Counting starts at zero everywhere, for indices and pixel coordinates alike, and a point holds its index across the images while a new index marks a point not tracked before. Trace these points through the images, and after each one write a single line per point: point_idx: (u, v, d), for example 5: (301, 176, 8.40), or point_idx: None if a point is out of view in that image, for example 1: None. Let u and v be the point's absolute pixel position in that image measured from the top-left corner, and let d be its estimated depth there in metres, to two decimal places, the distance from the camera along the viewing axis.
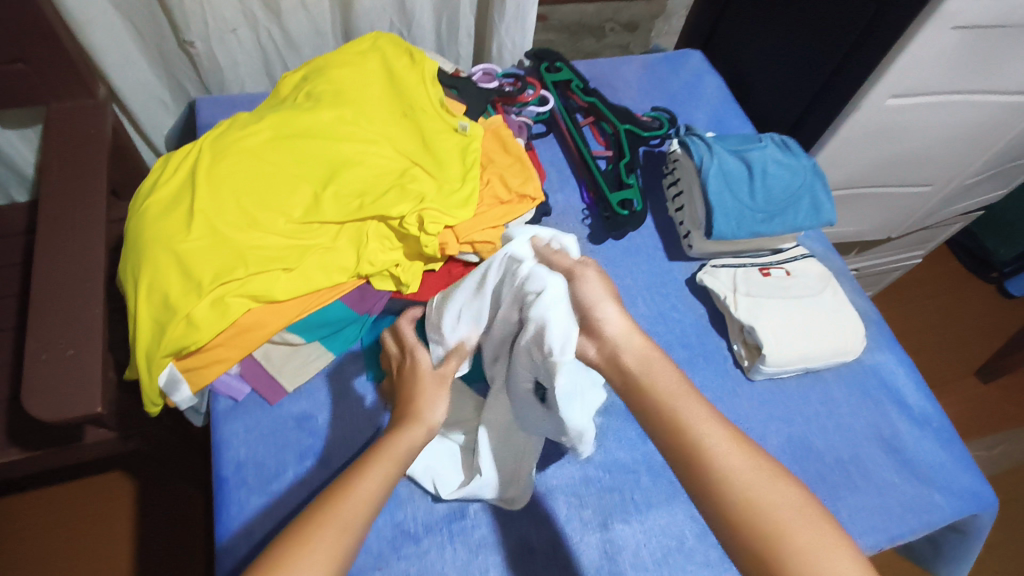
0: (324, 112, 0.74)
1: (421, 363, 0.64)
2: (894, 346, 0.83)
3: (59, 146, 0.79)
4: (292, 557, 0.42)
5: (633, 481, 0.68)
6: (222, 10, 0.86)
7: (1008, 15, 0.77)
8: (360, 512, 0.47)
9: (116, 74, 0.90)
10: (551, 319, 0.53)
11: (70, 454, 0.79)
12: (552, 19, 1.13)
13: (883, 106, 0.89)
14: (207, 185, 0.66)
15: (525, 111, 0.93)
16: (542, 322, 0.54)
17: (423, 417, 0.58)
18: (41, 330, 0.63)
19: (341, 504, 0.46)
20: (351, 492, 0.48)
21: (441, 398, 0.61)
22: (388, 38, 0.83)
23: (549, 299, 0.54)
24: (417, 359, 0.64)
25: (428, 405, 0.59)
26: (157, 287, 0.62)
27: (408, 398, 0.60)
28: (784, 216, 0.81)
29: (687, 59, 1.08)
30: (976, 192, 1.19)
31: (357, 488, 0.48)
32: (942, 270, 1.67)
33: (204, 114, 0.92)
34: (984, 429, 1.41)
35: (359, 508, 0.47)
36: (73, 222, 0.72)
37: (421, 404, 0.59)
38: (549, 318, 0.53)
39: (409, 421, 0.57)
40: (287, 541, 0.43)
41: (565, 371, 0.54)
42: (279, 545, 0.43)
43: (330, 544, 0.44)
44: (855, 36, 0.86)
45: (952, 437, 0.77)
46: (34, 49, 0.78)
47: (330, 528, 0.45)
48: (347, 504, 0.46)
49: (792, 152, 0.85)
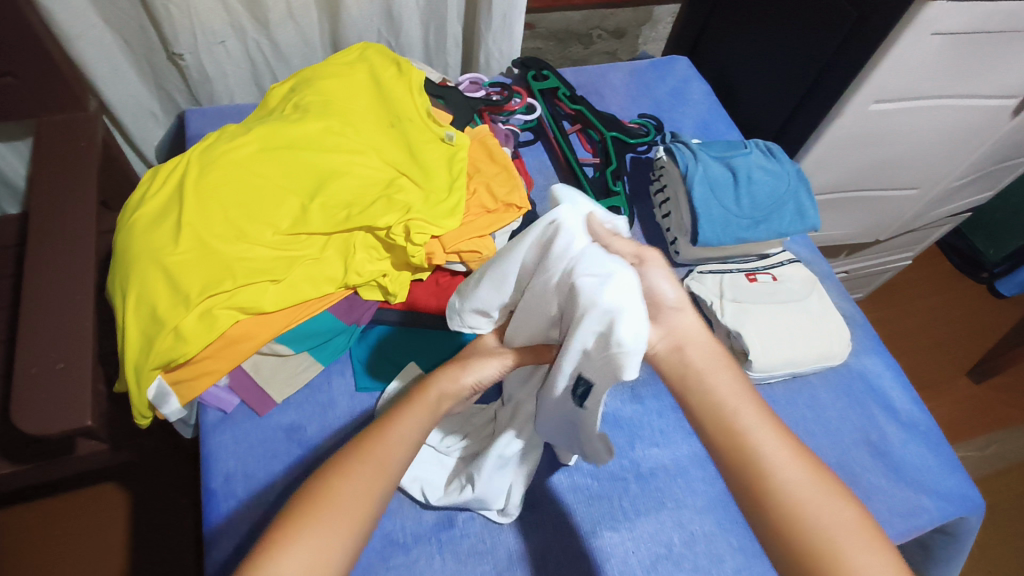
0: (311, 123, 0.74)
1: (479, 346, 0.65)
2: (880, 350, 0.84)
3: (49, 159, 0.80)
4: (334, 490, 0.45)
5: (623, 488, 0.69)
6: (210, 22, 0.86)
7: (987, 21, 0.78)
8: (396, 454, 0.50)
9: (106, 86, 0.90)
10: (623, 312, 0.50)
11: (63, 468, 0.79)
12: (539, 26, 1.14)
13: (868, 111, 0.90)
14: (194, 199, 0.66)
15: (512, 120, 0.94)
16: (608, 314, 0.50)
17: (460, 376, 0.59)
18: (30, 344, 0.63)
19: (377, 444, 0.49)
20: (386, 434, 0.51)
21: (485, 366, 0.61)
22: (375, 48, 0.84)
23: (616, 287, 0.51)
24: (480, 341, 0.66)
25: (465, 367, 0.60)
26: (145, 301, 0.62)
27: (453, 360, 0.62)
28: (769, 222, 0.82)
29: (674, 65, 1.09)
30: (962, 195, 1.20)
31: (393, 431, 0.51)
32: (932, 271, 1.68)
33: (193, 126, 0.92)
34: (976, 429, 1.41)
35: (393, 450, 0.49)
36: (62, 235, 0.72)
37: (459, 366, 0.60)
38: (618, 311, 0.50)
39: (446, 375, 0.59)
40: (327, 477, 0.46)
41: (631, 364, 0.50)
42: (319, 483, 0.46)
43: (364, 477, 0.47)
44: (839, 42, 0.87)
45: (940, 440, 0.77)
46: (23, 63, 0.78)
47: (367, 464, 0.48)
48: (382, 446, 0.49)
49: (777, 158, 0.86)
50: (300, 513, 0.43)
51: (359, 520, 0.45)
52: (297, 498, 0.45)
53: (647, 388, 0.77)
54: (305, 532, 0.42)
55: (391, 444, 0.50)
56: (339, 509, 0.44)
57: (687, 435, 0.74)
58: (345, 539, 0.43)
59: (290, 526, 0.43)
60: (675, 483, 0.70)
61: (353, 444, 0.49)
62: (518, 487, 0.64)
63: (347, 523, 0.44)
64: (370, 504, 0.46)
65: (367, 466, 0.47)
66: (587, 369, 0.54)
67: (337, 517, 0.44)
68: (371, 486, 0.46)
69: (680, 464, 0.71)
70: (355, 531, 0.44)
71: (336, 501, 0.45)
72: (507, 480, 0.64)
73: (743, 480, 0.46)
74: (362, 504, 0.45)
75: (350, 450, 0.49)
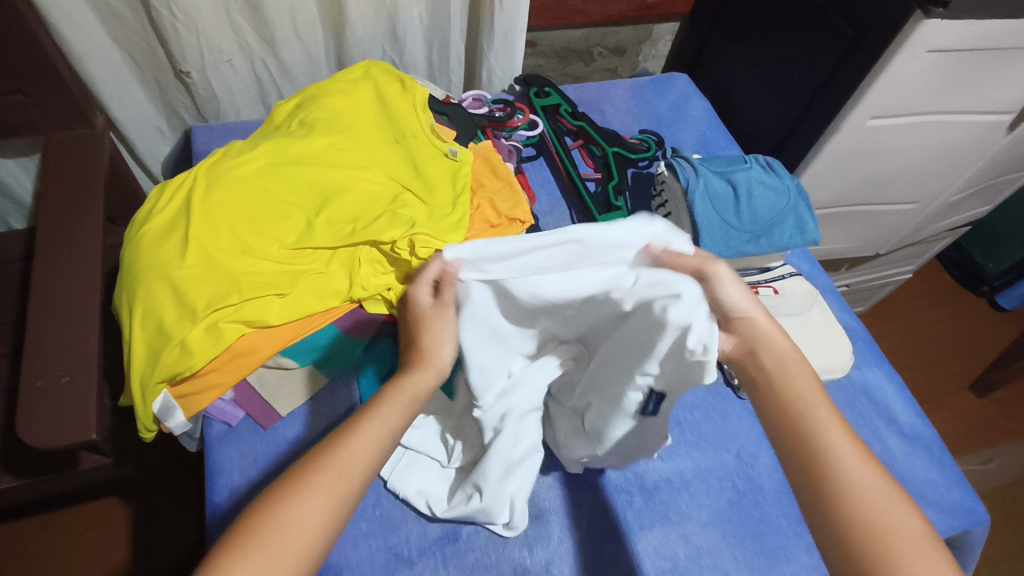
0: (316, 140, 0.75)
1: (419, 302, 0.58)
2: (881, 362, 0.84)
3: (57, 175, 0.81)
4: (290, 508, 0.44)
5: (627, 501, 0.69)
6: (217, 41, 0.88)
7: (981, 39, 0.79)
8: (360, 459, 0.48)
9: (114, 103, 0.91)
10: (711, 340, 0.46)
11: (67, 482, 0.79)
12: (540, 44, 1.15)
13: (865, 126, 0.91)
14: (201, 213, 0.67)
15: (515, 135, 0.96)
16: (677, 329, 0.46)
17: (425, 358, 0.56)
18: (35, 358, 0.64)
19: (340, 454, 0.48)
20: (353, 440, 0.49)
21: (449, 332, 0.57)
22: (380, 66, 0.85)
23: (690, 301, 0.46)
24: (417, 299, 0.59)
25: (432, 342, 0.57)
26: (152, 314, 0.63)
27: (414, 339, 0.58)
28: (770, 236, 0.83)
29: (674, 82, 1.10)
30: (960, 209, 1.21)
31: (357, 436, 0.49)
32: (932, 285, 1.68)
33: (200, 142, 0.93)
34: (980, 443, 1.41)
35: (360, 459, 0.48)
36: (70, 250, 0.73)
37: (426, 342, 0.57)
38: (703, 340, 0.46)
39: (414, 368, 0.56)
40: (286, 490, 0.45)
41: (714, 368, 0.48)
42: (277, 497, 0.45)
43: (323, 489, 0.46)
44: (836, 58, 0.89)
45: (943, 453, 0.77)
46: (32, 81, 0.80)
47: (325, 474, 0.47)
48: (347, 455, 0.48)
49: (776, 173, 0.87)
50: (255, 531, 0.43)
51: (319, 534, 0.44)
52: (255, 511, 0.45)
53: None
54: (257, 549, 0.42)
55: (358, 451, 0.49)
56: (295, 526, 0.44)
57: (691, 447, 0.74)
58: (304, 554, 0.43)
59: (243, 540, 0.43)
60: (679, 496, 0.70)
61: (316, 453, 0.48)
62: (522, 495, 0.63)
63: (303, 540, 0.44)
64: (333, 517, 0.46)
65: (329, 476, 0.47)
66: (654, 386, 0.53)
67: (292, 533, 0.43)
68: (332, 498, 0.46)
69: (684, 477, 0.71)
70: (315, 545, 0.44)
71: (290, 515, 0.44)
72: (516, 488, 0.63)
73: (810, 480, 0.47)
74: (321, 517, 0.45)
75: (312, 458, 0.48)
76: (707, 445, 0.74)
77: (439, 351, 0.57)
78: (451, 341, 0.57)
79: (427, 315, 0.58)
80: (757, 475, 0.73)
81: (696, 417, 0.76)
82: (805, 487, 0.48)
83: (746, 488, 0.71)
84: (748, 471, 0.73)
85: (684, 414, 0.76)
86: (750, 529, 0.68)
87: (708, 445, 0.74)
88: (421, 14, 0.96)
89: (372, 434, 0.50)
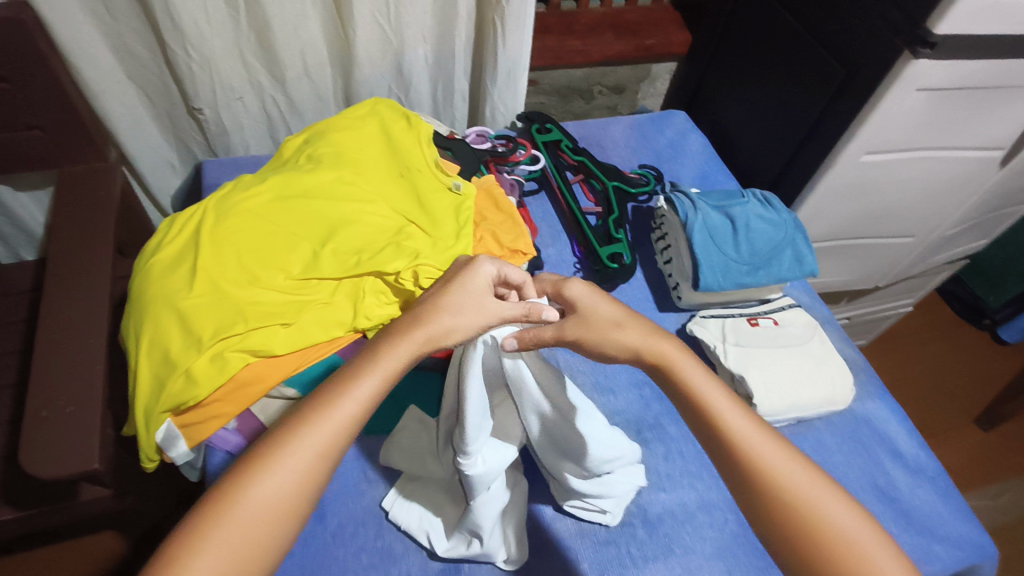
0: (323, 174, 0.77)
1: (479, 281, 0.59)
2: (883, 394, 0.84)
3: (70, 209, 0.83)
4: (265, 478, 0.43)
5: (630, 533, 0.68)
6: (229, 79, 0.91)
7: (969, 78, 0.81)
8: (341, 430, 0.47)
9: (127, 138, 0.94)
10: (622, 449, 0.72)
11: (66, 513, 0.79)
12: (542, 83, 1.18)
13: (860, 162, 0.93)
14: (211, 245, 0.69)
15: (517, 170, 0.98)
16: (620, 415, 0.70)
17: (432, 324, 0.54)
18: (41, 388, 0.64)
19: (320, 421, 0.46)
20: (334, 406, 0.47)
21: (479, 309, 0.57)
22: (386, 103, 0.88)
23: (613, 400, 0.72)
24: (479, 273, 0.60)
25: (450, 321, 0.55)
26: (158, 343, 0.63)
27: (444, 303, 0.56)
28: (768, 268, 0.84)
29: (672, 119, 1.13)
30: (958, 242, 1.23)
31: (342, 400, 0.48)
32: (934, 318, 1.69)
33: (211, 176, 0.96)
34: (988, 478, 1.39)
35: (338, 428, 0.47)
36: (79, 280, 0.74)
37: (443, 309, 0.56)
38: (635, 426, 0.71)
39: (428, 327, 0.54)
40: (258, 459, 0.44)
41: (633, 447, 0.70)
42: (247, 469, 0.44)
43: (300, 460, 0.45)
44: (830, 95, 0.91)
45: (948, 486, 0.77)
46: (47, 117, 0.83)
47: (304, 445, 0.45)
48: (323, 424, 0.46)
49: (773, 207, 0.88)
50: (222, 503, 0.43)
51: (292, 508, 0.44)
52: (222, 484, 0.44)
53: (653, 431, 0.77)
54: (216, 534, 0.41)
55: (336, 421, 0.47)
56: (262, 505, 0.43)
57: (694, 478, 0.73)
58: (276, 528, 0.43)
59: (212, 513, 0.42)
60: (682, 530, 0.69)
61: (291, 420, 0.47)
62: (514, 524, 0.66)
63: (274, 510, 0.43)
64: (308, 486, 0.45)
65: (302, 446, 0.45)
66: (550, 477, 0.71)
67: (261, 505, 0.43)
68: (305, 474, 0.44)
69: (688, 509, 0.71)
70: (287, 518, 0.43)
71: (262, 484, 0.43)
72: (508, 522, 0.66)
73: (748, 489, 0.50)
74: (293, 489, 0.44)
75: (285, 427, 0.46)
76: (710, 476, 0.74)
77: (449, 331, 0.55)
78: (465, 330, 0.56)
79: (473, 288, 0.59)
80: None
81: (700, 448, 0.76)
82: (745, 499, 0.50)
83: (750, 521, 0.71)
84: None
85: (687, 445, 0.76)
86: (755, 563, 0.68)
87: (711, 476, 0.74)
88: (426, 53, 0.99)
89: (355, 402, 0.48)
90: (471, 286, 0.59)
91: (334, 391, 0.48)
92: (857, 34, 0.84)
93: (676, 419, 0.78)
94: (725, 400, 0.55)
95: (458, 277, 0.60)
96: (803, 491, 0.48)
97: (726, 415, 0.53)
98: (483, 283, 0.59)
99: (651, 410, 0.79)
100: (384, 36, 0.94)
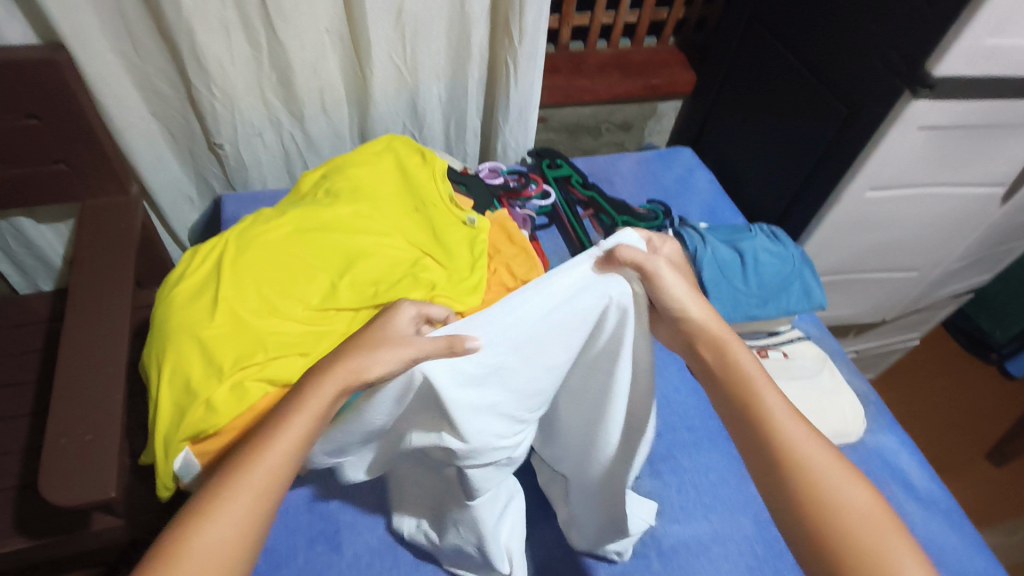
0: (341, 208, 0.79)
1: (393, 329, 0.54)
2: (893, 426, 0.84)
3: (93, 241, 0.85)
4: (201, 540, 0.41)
5: (645, 565, 0.68)
6: (250, 116, 0.94)
7: (968, 117, 0.83)
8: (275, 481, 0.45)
9: (148, 172, 0.96)
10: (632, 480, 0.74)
11: (77, 544, 0.79)
12: (551, 120, 1.22)
13: (864, 198, 0.95)
14: (232, 277, 0.70)
15: (529, 205, 1.00)
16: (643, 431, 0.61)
17: (354, 363, 0.51)
18: (60, 416, 0.65)
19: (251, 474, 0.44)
20: (263, 455, 0.45)
21: (393, 352, 0.51)
22: (401, 140, 0.91)
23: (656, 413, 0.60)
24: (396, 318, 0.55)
25: (370, 354, 0.51)
26: (180, 372, 0.64)
27: (358, 343, 0.52)
28: (777, 301, 0.85)
29: (679, 155, 1.16)
30: (962, 276, 1.24)
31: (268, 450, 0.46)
32: (941, 353, 1.69)
33: (230, 210, 0.98)
34: (1003, 515, 1.37)
35: (271, 477, 0.45)
36: (100, 311, 0.76)
37: (362, 348, 0.52)
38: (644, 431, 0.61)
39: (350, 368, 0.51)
40: (189, 521, 0.42)
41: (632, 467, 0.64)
42: (178, 531, 0.42)
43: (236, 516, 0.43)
44: (833, 134, 0.94)
45: (962, 518, 0.76)
46: (73, 153, 0.86)
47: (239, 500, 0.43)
48: (253, 474, 0.44)
49: (780, 241, 0.90)
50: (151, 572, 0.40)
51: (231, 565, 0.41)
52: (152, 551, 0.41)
53: (665, 463, 0.77)
54: None
55: (266, 469, 0.45)
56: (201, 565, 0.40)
57: (707, 510, 0.73)
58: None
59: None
60: (696, 561, 0.69)
61: (221, 476, 0.44)
62: (517, 541, 0.66)
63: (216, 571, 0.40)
64: (245, 542, 0.43)
65: (234, 500, 0.43)
66: (552, 487, 0.72)
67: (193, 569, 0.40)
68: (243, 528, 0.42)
69: (701, 541, 0.71)
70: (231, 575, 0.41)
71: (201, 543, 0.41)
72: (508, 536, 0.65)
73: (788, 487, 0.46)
74: (231, 548, 0.42)
75: (217, 481, 0.44)
76: (723, 508, 0.74)
77: (369, 364, 0.51)
78: (386, 365, 0.51)
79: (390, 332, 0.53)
80: (774, 541, 0.72)
81: (712, 480, 0.76)
82: (781, 499, 0.46)
83: (765, 554, 0.70)
84: (764, 537, 0.72)
85: (699, 476, 0.76)
86: None
87: (724, 508, 0.74)
88: (440, 91, 1.03)
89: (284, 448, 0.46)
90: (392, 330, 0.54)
91: (263, 439, 0.46)
92: (859, 75, 0.87)
93: (689, 451, 0.78)
94: (763, 376, 0.52)
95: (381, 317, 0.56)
96: (825, 477, 0.45)
97: (779, 418, 0.49)
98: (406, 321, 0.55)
99: (664, 442, 0.79)
100: (400, 74, 0.97)
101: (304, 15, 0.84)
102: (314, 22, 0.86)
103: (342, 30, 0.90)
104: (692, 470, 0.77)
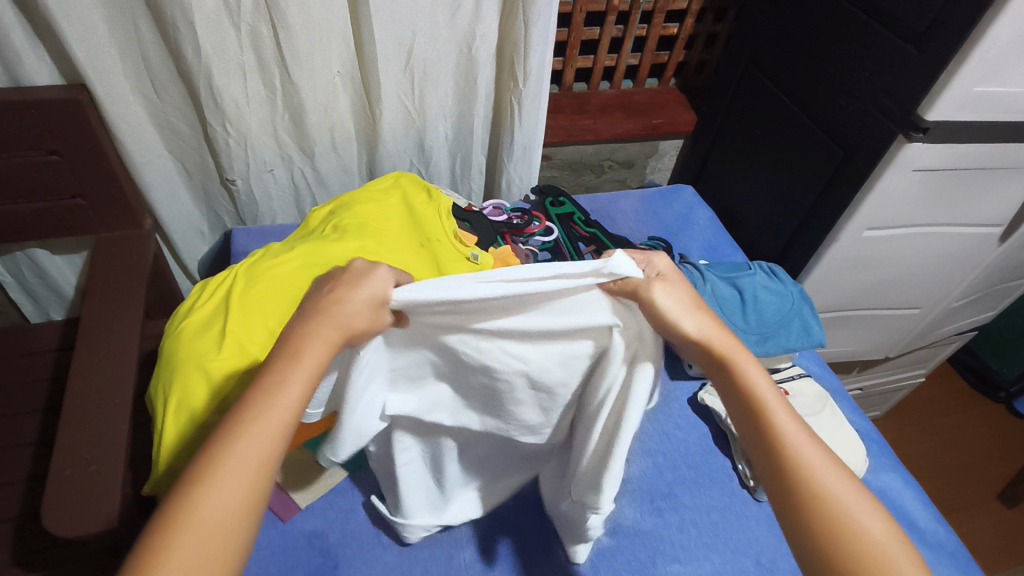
0: (348, 243, 0.80)
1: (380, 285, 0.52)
2: (896, 467, 0.83)
3: (106, 273, 0.87)
4: (202, 506, 0.39)
5: None
6: (263, 153, 0.97)
7: (962, 159, 0.85)
8: (272, 449, 0.43)
9: (162, 207, 0.99)
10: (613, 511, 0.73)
11: None
12: (555, 158, 1.25)
13: (862, 237, 0.96)
14: (240, 310, 0.72)
15: (531, 241, 1.02)
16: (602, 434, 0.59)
17: (337, 319, 0.49)
18: (66, 445, 0.66)
19: (247, 441, 0.42)
20: (261, 419, 0.43)
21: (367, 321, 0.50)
22: (408, 177, 0.95)
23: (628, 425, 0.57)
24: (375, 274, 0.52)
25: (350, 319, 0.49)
26: (185, 400, 0.66)
27: (334, 308, 0.49)
28: (778, 337, 0.85)
29: (680, 193, 1.18)
30: (964, 314, 1.24)
31: (265, 416, 0.43)
32: (948, 390, 1.67)
33: (239, 244, 1.00)
34: (1015, 557, 1.34)
35: (272, 441, 0.43)
36: (110, 343, 0.77)
37: (340, 303, 0.49)
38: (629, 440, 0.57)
39: (322, 339, 0.48)
40: (189, 490, 0.40)
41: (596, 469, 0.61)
42: (178, 502, 0.39)
43: (238, 485, 0.40)
44: (829, 176, 0.97)
45: (969, 562, 0.75)
46: (90, 187, 0.89)
47: (240, 467, 0.41)
48: (255, 437, 0.42)
49: (780, 279, 0.92)
50: (163, 537, 0.38)
51: (237, 532, 0.40)
52: (153, 525, 0.39)
53: (666, 500, 0.77)
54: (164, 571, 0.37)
55: (266, 431, 0.43)
56: (206, 535, 0.38)
57: (709, 550, 0.73)
58: (225, 556, 0.39)
59: (153, 553, 0.37)
60: None
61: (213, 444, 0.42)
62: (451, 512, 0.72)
63: (220, 538, 0.39)
64: (251, 511, 0.41)
65: (234, 465, 0.41)
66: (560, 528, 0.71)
67: (207, 538, 0.38)
68: (247, 494, 0.41)
69: None
70: (237, 542, 0.39)
71: (205, 511, 0.39)
72: (466, 510, 0.72)
73: (791, 493, 0.46)
74: (236, 516, 0.40)
75: (212, 451, 0.41)
76: (725, 548, 0.73)
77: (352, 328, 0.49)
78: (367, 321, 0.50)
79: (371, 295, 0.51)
80: None
81: (713, 518, 0.76)
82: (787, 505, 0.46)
83: None
84: None
85: (700, 514, 0.76)
86: None
87: (726, 548, 0.73)
88: (446, 130, 1.06)
89: (280, 414, 0.44)
90: (371, 295, 0.51)
91: (254, 402, 0.44)
92: (854, 120, 0.90)
93: (689, 488, 0.78)
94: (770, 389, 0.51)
95: (353, 278, 0.51)
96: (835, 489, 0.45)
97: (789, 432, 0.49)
98: (376, 266, 0.53)
99: (664, 480, 0.79)
100: (408, 114, 1.01)
101: (318, 59, 0.88)
102: (326, 65, 0.90)
103: (354, 73, 0.93)
104: (693, 508, 0.76)
